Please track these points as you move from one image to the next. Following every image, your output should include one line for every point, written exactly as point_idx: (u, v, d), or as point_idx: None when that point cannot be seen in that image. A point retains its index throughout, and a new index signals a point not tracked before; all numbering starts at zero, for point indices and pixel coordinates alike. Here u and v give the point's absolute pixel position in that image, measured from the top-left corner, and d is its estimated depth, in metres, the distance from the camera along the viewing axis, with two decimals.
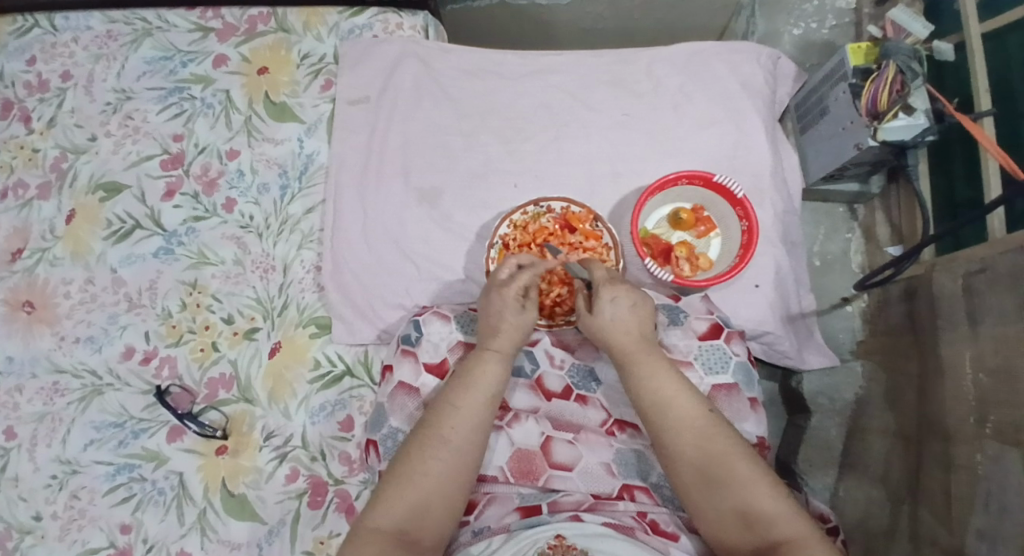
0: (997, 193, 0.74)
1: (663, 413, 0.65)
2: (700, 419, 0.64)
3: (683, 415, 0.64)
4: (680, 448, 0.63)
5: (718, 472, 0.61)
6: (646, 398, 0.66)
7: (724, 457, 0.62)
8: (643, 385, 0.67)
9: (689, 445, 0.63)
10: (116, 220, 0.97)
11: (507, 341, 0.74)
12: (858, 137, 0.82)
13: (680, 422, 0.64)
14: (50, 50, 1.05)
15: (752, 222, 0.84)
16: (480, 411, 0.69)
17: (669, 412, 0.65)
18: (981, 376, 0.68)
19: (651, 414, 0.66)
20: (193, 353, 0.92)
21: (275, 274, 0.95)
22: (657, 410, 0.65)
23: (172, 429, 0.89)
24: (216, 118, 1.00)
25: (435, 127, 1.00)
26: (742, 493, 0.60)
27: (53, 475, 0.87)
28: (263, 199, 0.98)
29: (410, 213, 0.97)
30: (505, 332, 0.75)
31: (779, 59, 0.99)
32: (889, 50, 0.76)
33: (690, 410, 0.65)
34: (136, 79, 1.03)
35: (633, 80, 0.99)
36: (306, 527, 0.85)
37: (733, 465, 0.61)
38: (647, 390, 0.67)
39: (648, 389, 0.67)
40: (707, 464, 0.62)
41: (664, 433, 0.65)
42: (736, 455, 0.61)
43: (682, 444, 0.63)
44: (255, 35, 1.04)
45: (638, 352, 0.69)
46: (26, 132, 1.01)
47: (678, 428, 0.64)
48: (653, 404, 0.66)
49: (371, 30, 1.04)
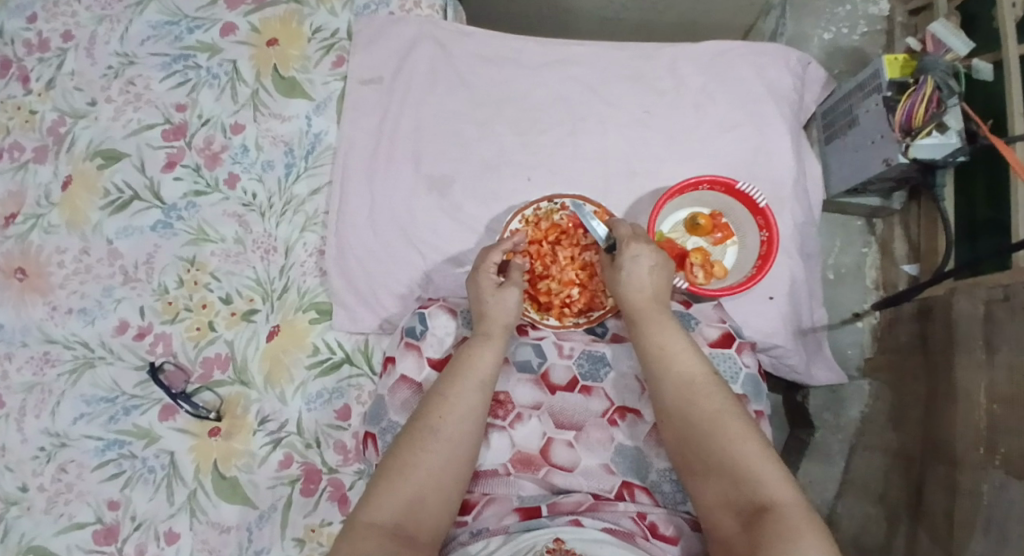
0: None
1: (664, 373, 0.65)
2: (701, 380, 0.63)
3: (684, 374, 0.64)
4: (677, 407, 0.63)
5: (709, 432, 0.59)
6: (650, 356, 0.66)
7: (717, 417, 0.60)
8: (648, 345, 0.67)
9: (685, 404, 0.62)
10: (114, 189, 0.94)
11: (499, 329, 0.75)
12: (887, 153, 0.80)
13: (679, 381, 0.63)
14: (52, 8, 1.00)
15: (773, 231, 0.82)
16: (470, 396, 0.69)
17: (669, 372, 0.64)
18: (994, 405, 0.67)
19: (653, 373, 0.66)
20: (188, 331, 0.90)
21: (276, 255, 0.93)
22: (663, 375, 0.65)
23: (165, 408, 0.87)
24: (222, 89, 0.97)
25: (449, 113, 0.96)
26: (730, 452, 0.57)
27: (42, 447, 0.86)
28: (267, 177, 0.95)
29: (418, 201, 0.94)
30: (492, 318, 0.76)
31: (809, 64, 0.96)
32: (927, 64, 0.73)
33: (692, 369, 0.64)
34: (140, 44, 0.99)
35: (656, 77, 0.95)
36: (298, 514, 0.83)
37: (726, 424, 0.59)
38: (650, 349, 0.66)
39: (657, 352, 0.66)
40: (701, 424, 0.60)
41: (664, 394, 0.64)
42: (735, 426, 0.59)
43: (680, 404, 0.63)
44: (267, 5, 1.00)
45: (650, 315, 0.69)
46: (24, 93, 0.97)
47: (676, 387, 0.63)
48: (656, 364, 0.66)
49: (387, 7, 1.01)
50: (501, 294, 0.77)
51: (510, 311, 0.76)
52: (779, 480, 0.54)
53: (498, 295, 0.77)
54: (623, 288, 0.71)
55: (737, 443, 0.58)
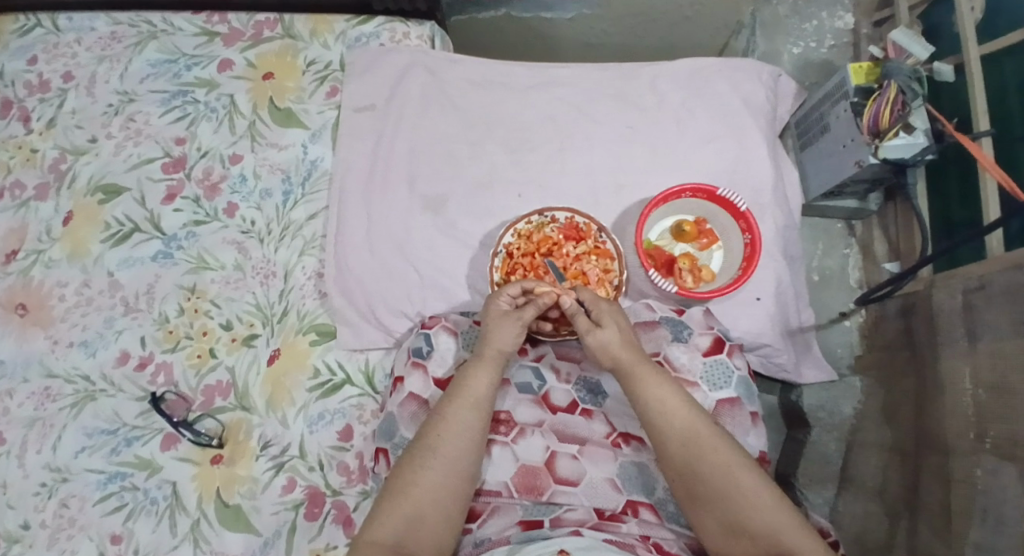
0: (995, 215, 0.76)
1: (666, 425, 0.67)
2: (704, 429, 0.66)
3: (687, 424, 0.66)
4: (682, 458, 0.66)
5: (723, 485, 0.63)
6: (649, 409, 0.69)
7: (727, 467, 0.63)
8: (647, 397, 0.69)
9: (691, 455, 0.65)
10: (115, 222, 0.96)
11: (494, 356, 0.75)
12: (859, 154, 0.84)
13: (683, 433, 0.66)
14: (53, 50, 1.04)
15: (756, 234, 0.86)
16: (468, 422, 0.70)
17: (673, 424, 0.67)
18: (980, 391, 0.69)
19: (654, 426, 0.68)
20: (189, 359, 0.91)
21: (276, 280, 0.94)
22: (671, 416, 0.67)
23: (166, 437, 0.87)
24: (220, 122, 1.00)
25: (441, 137, 1.00)
26: (745, 503, 0.61)
27: (43, 482, 0.85)
28: (265, 205, 0.97)
29: (416, 222, 0.97)
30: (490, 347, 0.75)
31: (779, 77, 1.01)
32: (890, 70, 0.78)
33: (693, 419, 0.67)
34: (139, 81, 1.02)
35: (638, 95, 1.00)
36: (303, 538, 0.83)
37: (737, 475, 0.63)
38: (649, 402, 0.69)
39: (660, 395, 0.69)
40: (710, 476, 0.64)
41: (668, 446, 0.67)
42: (741, 465, 0.63)
43: (691, 446, 0.66)
44: (262, 41, 1.04)
45: (644, 364, 0.71)
46: (25, 132, 1.00)
47: (682, 440, 0.66)
48: (656, 415, 0.68)
49: (378, 38, 1.04)
50: (501, 322, 0.76)
51: (507, 340, 0.75)
52: (784, 517, 0.60)
53: (501, 326, 0.76)
54: (609, 339, 0.73)
55: (751, 493, 0.62)
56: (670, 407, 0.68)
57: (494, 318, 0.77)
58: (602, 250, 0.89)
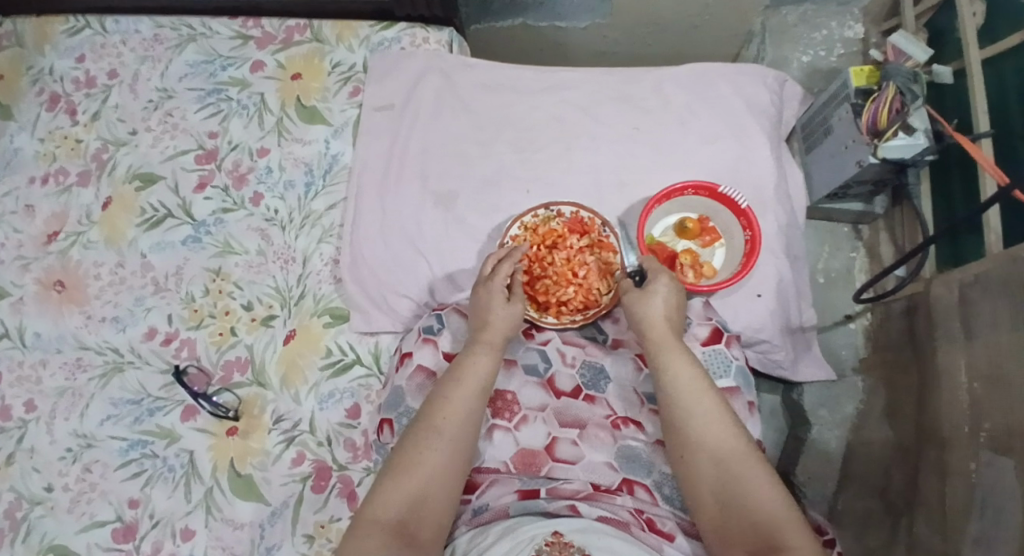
0: (992, 190, 0.78)
1: (682, 406, 0.68)
2: (716, 415, 0.67)
3: (701, 407, 0.67)
4: (693, 439, 0.66)
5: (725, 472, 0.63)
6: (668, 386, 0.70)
7: (735, 456, 0.64)
8: (668, 374, 0.70)
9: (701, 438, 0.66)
10: (150, 209, 1.03)
11: (494, 335, 0.78)
12: (860, 155, 0.86)
13: (696, 414, 0.67)
14: (100, 50, 1.13)
15: (755, 231, 0.88)
16: (470, 404, 0.72)
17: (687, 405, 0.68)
18: (975, 384, 0.69)
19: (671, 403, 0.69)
20: (212, 337, 0.96)
21: (295, 265, 1.00)
22: (688, 398, 0.68)
23: (186, 409, 0.92)
24: (250, 118, 1.07)
25: (454, 135, 1.05)
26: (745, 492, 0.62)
27: (69, 448, 0.91)
28: (288, 195, 1.03)
29: (427, 215, 1.01)
30: (493, 325, 0.79)
31: (785, 82, 1.03)
32: (890, 71, 0.81)
33: (706, 404, 0.67)
34: (178, 80, 1.10)
35: (643, 97, 1.03)
36: (308, 510, 0.86)
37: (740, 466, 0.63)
38: (669, 379, 0.70)
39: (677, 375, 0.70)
40: (717, 461, 0.64)
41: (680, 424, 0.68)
42: (747, 456, 0.64)
43: (704, 430, 0.66)
44: (291, 44, 1.11)
45: (675, 342, 0.72)
46: (71, 124, 1.08)
47: (696, 422, 0.67)
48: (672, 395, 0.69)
49: (399, 43, 1.11)
50: (492, 300, 0.81)
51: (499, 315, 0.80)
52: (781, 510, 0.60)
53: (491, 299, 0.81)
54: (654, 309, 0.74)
55: (752, 483, 0.62)
56: (685, 389, 0.68)
57: (489, 289, 0.82)
58: (606, 243, 0.91)
